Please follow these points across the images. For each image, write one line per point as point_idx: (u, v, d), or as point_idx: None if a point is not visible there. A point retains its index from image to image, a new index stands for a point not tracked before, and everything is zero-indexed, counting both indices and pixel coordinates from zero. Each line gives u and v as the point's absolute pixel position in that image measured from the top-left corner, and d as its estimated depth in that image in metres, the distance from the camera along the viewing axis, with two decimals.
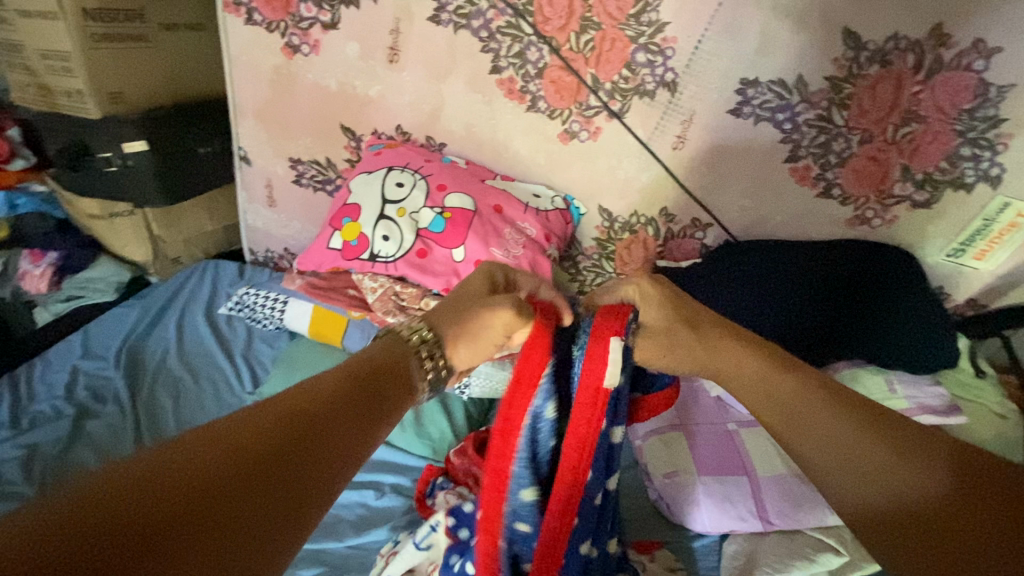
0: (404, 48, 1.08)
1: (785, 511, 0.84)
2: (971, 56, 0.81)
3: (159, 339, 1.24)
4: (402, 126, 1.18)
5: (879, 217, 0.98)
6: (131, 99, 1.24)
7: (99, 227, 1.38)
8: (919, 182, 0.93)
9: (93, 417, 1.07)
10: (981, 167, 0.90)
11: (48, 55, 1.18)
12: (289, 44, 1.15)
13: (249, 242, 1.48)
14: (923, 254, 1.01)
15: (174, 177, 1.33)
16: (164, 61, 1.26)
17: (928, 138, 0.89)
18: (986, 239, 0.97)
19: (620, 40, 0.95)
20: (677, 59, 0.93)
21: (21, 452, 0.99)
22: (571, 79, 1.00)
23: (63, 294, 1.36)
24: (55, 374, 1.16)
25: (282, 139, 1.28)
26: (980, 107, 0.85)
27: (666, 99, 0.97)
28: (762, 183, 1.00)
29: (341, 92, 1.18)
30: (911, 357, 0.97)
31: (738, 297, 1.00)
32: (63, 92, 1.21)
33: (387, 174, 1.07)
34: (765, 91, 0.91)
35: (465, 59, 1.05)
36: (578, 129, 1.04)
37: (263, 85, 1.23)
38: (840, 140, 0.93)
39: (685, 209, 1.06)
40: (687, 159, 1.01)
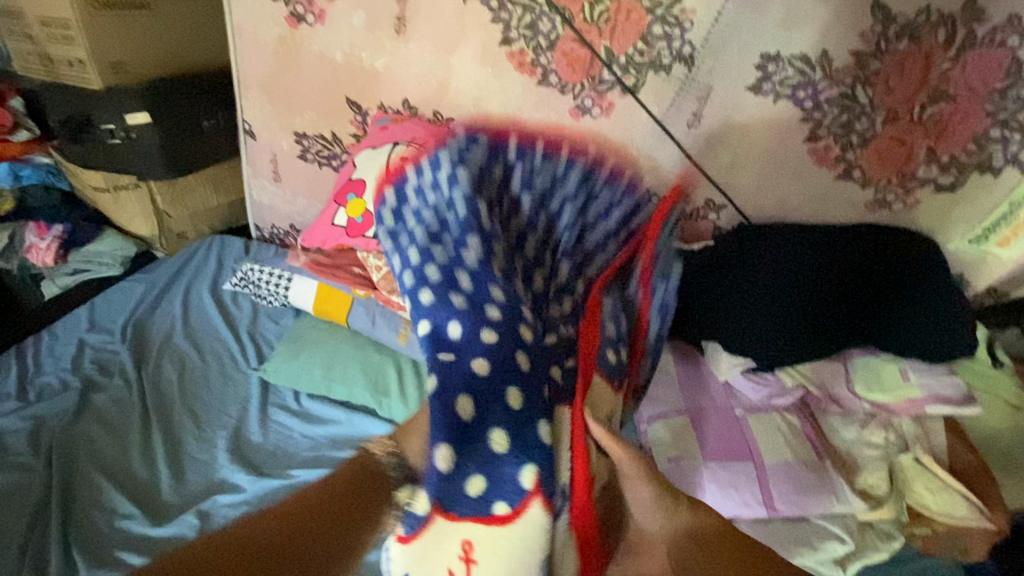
0: (412, 18, 1.05)
1: (793, 499, 0.82)
2: (1005, 32, 0.77)
3: (164, 313, 1.24)
4: (409, 101, 1.15)
5: (900, 201, 0.95)
6: (134, 69, 1.22)
7: (104, 199, 1.36)
8: (944, 165, 0.90)
9: (98, 390, 1.08)
10: (1009, 150, 0.86)
11: (48, 23, 1.15)
12: (293, 13, 1.12)
13: (254, 218, 1.47)
14: (946, 241, 0.98)
15: (178, 150, 1.31)
16: (166, 31, 1.24)
17: (957, 119, 0.85)
18: (1011, 226, 0.93)
19: (636, 11, 0.91)
20: (696, 31, 0.89)
21: (28, 423, 1.00)
22: (584, 51, 0.97)
23: (68, 267, 1.35)
24: (63, 346, 1.17)
25: (287, 113, 1.26)
26: (1012, 86, 0.81)
27: (683, 74, 0.93)
28: (780, 163, 0.96)
29: (347, 65, 1.15)
30: (929, 346, 0.94)
31: (751, 288, 0.96)
32: (65, 61, 1.18)
33: (393, 150, 1.04)
34: (786, 67, 0.88)
35: (475, 31, 1.02)
36: (590, 105, 1.01)
37: (267, 57, 1.20)
38: (864, 120, 0.89)
39: (700, 190, 1.03)
40: (704, 137, 0.98)
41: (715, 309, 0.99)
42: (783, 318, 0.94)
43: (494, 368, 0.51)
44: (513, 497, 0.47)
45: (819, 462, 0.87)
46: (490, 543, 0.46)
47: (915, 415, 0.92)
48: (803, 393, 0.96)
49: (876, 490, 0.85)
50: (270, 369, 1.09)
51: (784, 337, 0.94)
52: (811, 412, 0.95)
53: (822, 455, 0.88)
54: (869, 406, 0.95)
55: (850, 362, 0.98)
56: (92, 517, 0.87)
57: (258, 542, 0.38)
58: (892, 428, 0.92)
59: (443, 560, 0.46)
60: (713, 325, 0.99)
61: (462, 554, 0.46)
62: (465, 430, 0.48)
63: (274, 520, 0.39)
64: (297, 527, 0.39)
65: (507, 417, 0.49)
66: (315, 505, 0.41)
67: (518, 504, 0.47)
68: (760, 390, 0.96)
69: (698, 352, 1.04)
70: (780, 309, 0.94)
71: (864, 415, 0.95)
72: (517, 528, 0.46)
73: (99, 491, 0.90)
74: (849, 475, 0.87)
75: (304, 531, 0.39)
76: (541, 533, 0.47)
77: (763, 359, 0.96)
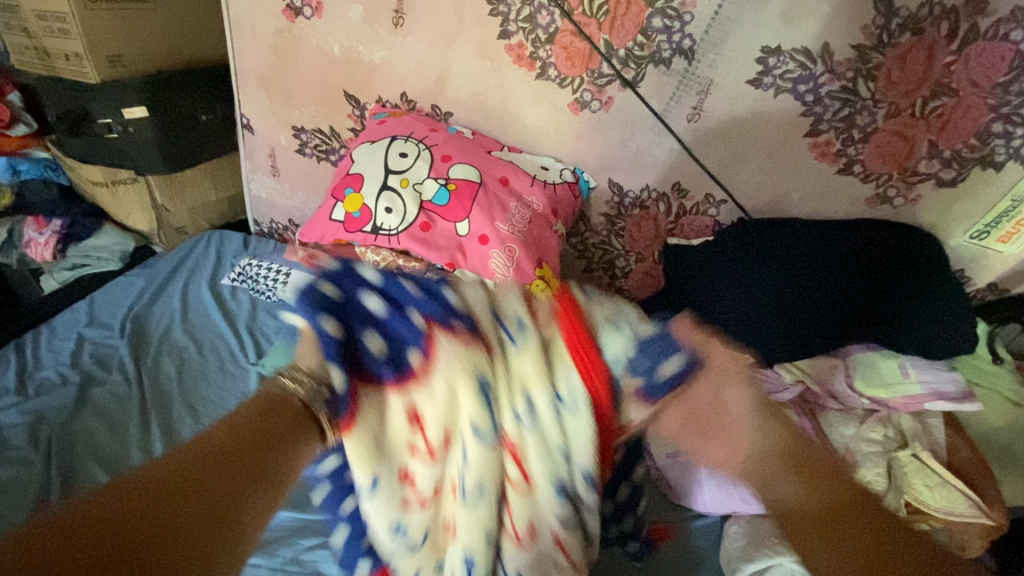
0: (410, 11, 1.04)
1: None
2: (1009, 25, 0.76)
3: (163, 308, 1.24)
4: (407, 95, 1.14)
5: (901, 196, 0.94)
6: (131, 63, 1.21)
7: (102, 194, 1.36)
8: (946, 160, 0.89)
9: (98, 385, 1.08)
10: (1012, 145, 0.85)
11: (44, 16, 1.14)
12: (291, 6, 1.11)
13: (254, 213, 1.47)
14: (947, 236, 0.97)
15: (176, 145, 1.30)
16: (164, 24, 1.23)
17: (959, 113, 0.84)
18: (1012, 221, 0.93)
19: (636, 4, 0.90)
20: (695, 24, 0.88)
21: (27, 417, 1.00)
22: (583, 45, 0.96)
23: (68, 262, 1.37)
24: (62, 341, 1.17)
25: (285, 107, 1.25)
26: (1015, 80, 0.80)
27: (683, 67, 0.92)
28: (780, 158, 0.96)
29: (345, 58, 1.14)
30: (931, 343, 0.93)
31: (752, 283, 0.95)
32: (62, 55, 1.18)
33: (391, 144, 1.04)
34: (787, 61, 0.87)
35: (473, 24, 1.01)
36: (589, 99, 1.01)
37: (265, 50, 1.19)
38: (865, 114, 0.88)
39: (699, 185, 1.03)
40: (703, 132, 0.97)
41: (715, 304, 0.97)
42: (784, 313, 0.93)
43: (392, 298, 0.49)
44: (418, 345, 0.48)
45: None
46: (424, 396, 0.47)
47: (914, 411, 0.92)
48: (803, 388, 0.96)
49: (875, 486, 0.85)
50: (268, 364, 1.08)
51: (783, 333, 0.93)
52: (810, 407, 0.96)
53: None
54: (867, 402, 0.95)
55: (849, 358, 0.98)
56: None
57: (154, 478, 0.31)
58: (891, 424, 0.91)
59: (399, 440, 0.47)
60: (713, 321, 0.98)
61: (412, 415, 0.47)
62: (353, 335, 0.46)
63: (204, 443, 0.34)
64: (228, 445, 0.35)
65: (372, 320, 0.47)
66: (239, 430, 0.36)
67: (426, 349, 0.48)
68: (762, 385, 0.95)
69: None
70: (781, 305, 0.93)
71: (863, 411, 0.95)
72: (436, 371, 0.47)
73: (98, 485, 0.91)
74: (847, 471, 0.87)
75: (243, 455, 0.34)
76: (457, 352, 0.48)
77: (762, 355, 0.95)
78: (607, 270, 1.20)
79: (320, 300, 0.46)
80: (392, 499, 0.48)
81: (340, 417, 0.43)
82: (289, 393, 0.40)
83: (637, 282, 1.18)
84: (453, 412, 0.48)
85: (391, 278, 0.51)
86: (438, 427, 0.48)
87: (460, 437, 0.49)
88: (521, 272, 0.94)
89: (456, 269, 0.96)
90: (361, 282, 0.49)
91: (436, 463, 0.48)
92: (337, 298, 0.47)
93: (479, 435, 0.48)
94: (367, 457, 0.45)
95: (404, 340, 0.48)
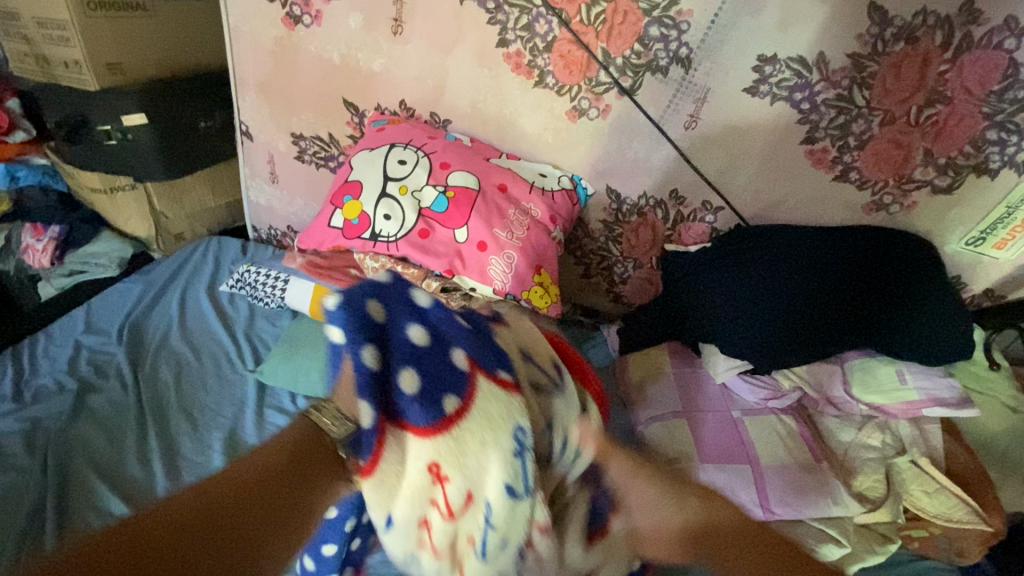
0: (409, 20, 1.05)
1: (789, 502, 0.83)
2: (1002, 34, 0.77)
3: (161, 315, 1.24)
4: (406, 102, 1.15)
5: (897, 203, 0.95)
6: (130, 70, 1.21)
7: (100, 200, 1.36)
8: (941, 167, 0.90)
9: (95, 392, 1.07)
10: (1006, 153, 0.86)
11: (44, 23, 1.15)
12: (290, 14, 1.12)
13: (252, 219, 1.47)
14: (943, 243, 0.98)
15: (174, 151, 1.31)
16: (163, 32, 1.23)
17: (954, 121, 0.85)
18: (1007, 228, 0.93)
19: (633, 13, 0.91)
20: (692, 33, 0.89)
21: (23, 425, 1.00)
22: (581, 53, 0.96)
23: (65, 268, 1.36)
24: (59, 348, 1.17)
25: (284, 114, 1.25)
26: (1009, 88, 0.81)
27: (680, 75, 0.93)
28: (777, 165, 0.96)
29: (344, 66, 1.14)
30: (926, 349, 0.94)
31: (750, 291, 0.95)
32: (61, 63, 1.18)
33: (390, 152, 1.04)
34: (783, 69, 0.87)
35: (471, 32, 1.02)
36: (587, 107, 1.01)
37: (264, 58, 1.20)
38: (860, 122, 0.89)
39: (696, 191, 1.03)
40: (700, 139, 0.98)
41: (714, 311, 0.98)
42: (781, 320, 0.94)
43: (431, 329, 0.48)
44: (457, 390, 0.46)
45: (815, 464, 0.88)
46: (450, 451, 0.45)
47: (912, 417, 0.92)
48: (799, 394, 0.97)
49: (872, 493, 0.85)
50: (265, 369, 1.08)
51: (781, 340, 0.94)
52: (806, 412, 0.97)
53: (819, 458, 0.89)
54: (865, 408, 0.95)
55: (846, 364, 0.98)
56: (87, 520, 0.87)
57: (193, 503, 0.38)
58: (889, 430, 0.92)
59: (420, 495, 0.45)
60: (711, 327, 0.99)
61: (435, 475, 0.45)
62: (384, 372, 0.44)
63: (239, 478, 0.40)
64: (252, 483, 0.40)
65: (416, 355, 0.46)
66: (271, 465, 0.42)
67: (466, 393, 0.47)
68: (759, 392, 0.96)
69: (696, 356, 1.05)
70: (779, 311, 0.94)
71: (861, 417, 0.95)
72: (474, 415, 0.46)
73: (94, 493, 0.90)
74: (846, 477, 0.87)
75: (267, 491, 0.40)
76: (495, 409, 0.47)
77: (761, 362, 0.95)
78: (605, 277, 1.20)
79: (360, 324, 0.44)
80: (407, 544, 0.47)
81: (360, 457, 0.45)
82: (326, 433, 0.46)
83: (635, 289, 1.19)
84: (482, 463, 0.46)
85: (437, 304, 0.49)
86: (464, 485, 0.46)
87: (484, 496, 0.47)
88: (520, 279, 0.96)
89: (455, 275, 0.97)
90: (418, 307, 0.48)
91: (454, 521, 0.46)
92: (389, 321, 0.46)
93: (508, 493, 0.47)
94: (389, 495, 0.45)
95: (436, 382, 0.46)
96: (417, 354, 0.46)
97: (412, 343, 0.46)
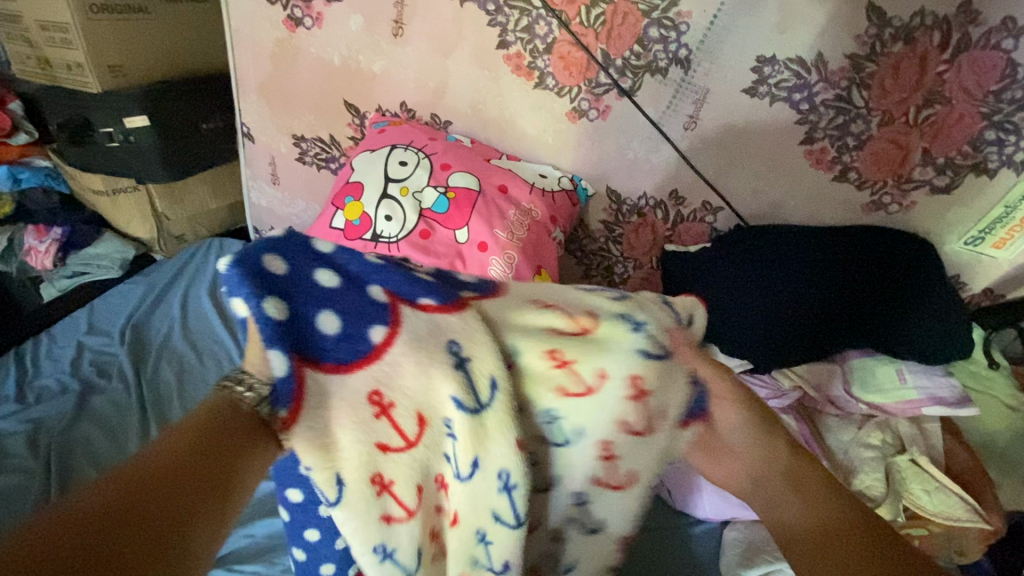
0: (409, 22, 1.05)
1: None
2: (1000, 35, 0.78)
3: (163, 316, 1.24)
4: (406, 103, 1.15)
5: (896, 203, 0.95)
6: (132, 73, 1.22)
7: (103, 202, 1.37)
8: (940, 167, 0.90)
9: (98, 392, 1.08)
10: (1005, 153, 0.86)
11: (46, 26, 1.15)
12: (291, 17, 1.12)
13: (253, 220, 1.47)
14: (942, 242, 0.98)
15: (176, 153, 1.31)
16: (164, 34, 1.24)
17: (952, 121, 0.85)
18: (1006, 228, 0.94)
19: (632, 14, 0.91)
20: (691, 35, 0.89)
21: (27, 426, 1.00)
22: (581, 54, 0.97)
23: (67, 270, 1.37)
24: (61, 349, 1.17)
25: (285, 115, 1.26)
26: (1007, 89, 0.81)
27: (679, 77, 0.94)
28: (777, 165, 0.97)
29: (344, 68, 1.15)
30: (927, 349, 0.94)
31: (751, 287, 0.95)
32: (64, 65, 1.19)
33: (391, 153, 1.05)
34: (782, 70, 0.88)
35: (472, 34, 1.02)
36: (587, 108, 1.02)
37: (265, 60, 1.20)
38: (859, 122, 0.89)
39: (696, 192, 1.03)
40: (700, 140, 0.98)
41: (714, 307, 0.98)
42: (782, 318, 0.94)
43: (341, 272, 0.49)
44: (383, 320, 0.48)
45: (816, 463, 0.89)
46: (386, 378, 0.47)
47: (910, 415, 0.93)
48: (800, 394, 0.97)
49: (872, 491, 0.86)
50: None
51: (780, 338, 0.94)
52: (807, 411, 0.97)
53: (821, 457, 0.90)
54: (865, 407, 0.95)
55: (846, 363, 0.98)
56: None
57: (83, 514, 0.31)
58: (888, 429, 0.93)
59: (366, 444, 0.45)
60: (713, 323, 0.98)
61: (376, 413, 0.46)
62: (294, 324, 0.45)
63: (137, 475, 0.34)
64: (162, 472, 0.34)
65: (324, 297, 0.47)
66: (179, 450, 0.36)
67: (390, 319, 0.48)
68: (758, 390, 0.97)
69: None
70: (779, 310, 0.94)
71: (861, 416, 0.96)
72: (401, 341, 0.48)
73: None
74: (845, 477, 0.88)
75: (186, 480, 0.34)
76: (425, 334, 0.49)
77: (759, 359, 0.96)
78: (606, 277, 1.20)
79: (259, 282, 0.45)
80: (368, 502, 0.47)
81: (280, 410, 0.42)
82: (241, 399, 0.41)
83: (635, 289, 1.19)
84: (430, 394, 0.48)
85: (344, 249, 0.51)
86: (410, 414, 0.47)
87: (439, 420, 0.49)
88: (520, 278, 0.96)
89: (455, 275, 0.97)
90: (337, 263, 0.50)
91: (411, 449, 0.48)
92: (323, 282, 0.48)
93: (457, 420, 0.48)
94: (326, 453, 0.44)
95: (349, 314, 0.47)
96: (322, 296, 0.47)
97: (314, 289, 0.47)
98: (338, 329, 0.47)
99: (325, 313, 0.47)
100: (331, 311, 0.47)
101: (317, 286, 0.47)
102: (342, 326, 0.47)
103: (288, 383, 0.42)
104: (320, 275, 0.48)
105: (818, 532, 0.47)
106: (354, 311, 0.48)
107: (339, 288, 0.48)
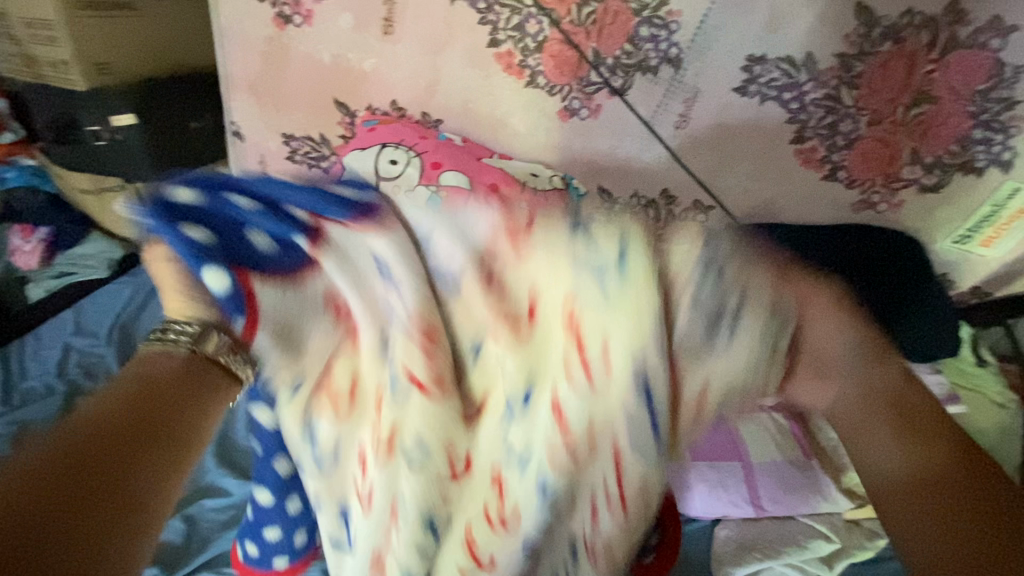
0: (400, 20, 1.05)
1: (777, 498, 0.91)
2: (987, 34, 0.78)
3: (151, 318, 1.23)
4: (397, 102, 1.15)
5: (885, 201, 0.96)
6: (120, 70, 1.21)
7: (91, 201, 1.36)
8: (928, 166, 0.91)
9: (84, 394, 1.07)
10: (992, 151, 0.87)
11: (32, 23, 1.14)
12: (281, 15, 1.11)
13: None
14: (930, 240, 0.99)
15: (164, 152, 1.30)
16: (152, 31, 1.22)
17: (940, 120, 0.86)
18: (993, 226, 0.94)
19: (623, 13, 0.91)
20: (682, 34, 0.89)
21: (11, 428, 1.00)
22: (572, 53, 0.97)
23: (54, 270, 1.35)
24: (48, 350, 1.16)
25: (275, 114, 1.25)
26: (994, 88, 0.81)
27: (670, 75, 0.94)
28: (768, 164, 0.97)
29: (335, 66, 1.14)
30: (915, 348, 0.96)
31: None
32: (49, 63, 1.17)
33: (382, 150, 1.04)
34: (772, 69, 0.88)
35: (462, 32, 1.02)
36: (578, 107, 1.02)
37: (254, 58, 1.19)
38: (849, 121, 0.90)
39: (688, 191, 1.04)
40: (691, 139, 0.98)
41: None
42: None
43: (253, 210, 0.54)
44: (303, 239, 0.54)
45: (806, 461, 0.95)
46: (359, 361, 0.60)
47: None
48: None
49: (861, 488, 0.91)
50: None
51: None
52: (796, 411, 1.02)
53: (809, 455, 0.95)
54: None
55: None
56: None
57: (36, 474, 0.38)
58: None
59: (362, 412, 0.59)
60: None
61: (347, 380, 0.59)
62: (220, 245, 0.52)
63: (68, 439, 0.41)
64: (88, 441, 0.41)
65: (243, 223, 0.53)
66: (117, 421, 0.43)
67: (313, 241, 0.54)
68: None
69: None
70: None
71: None
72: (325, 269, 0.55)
73: None
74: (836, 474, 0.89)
75: (112, 452, 0.41)
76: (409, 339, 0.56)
77: None
78: None
79: (167, 210, 0.51)
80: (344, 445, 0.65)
81: (237, 323, 0.52)
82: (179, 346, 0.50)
83: None
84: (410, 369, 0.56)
85: (262, 202, 0.55)
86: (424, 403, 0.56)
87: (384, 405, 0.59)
88: None
89: None
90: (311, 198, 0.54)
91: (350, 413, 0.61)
92: (306, 188, 0.53)
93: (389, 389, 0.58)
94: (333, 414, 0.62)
95: (280, 242, 0.54)
96: (260, 216, 0.54)
97: (247, 213, 0.54)
98: (274, 247, 0.54)
99: (259, 235, 0.53)
100: (261, 234, 0.53)
101: (249, 213, 0.53)
102: (278, 251, 0.54)
103: (252, 311, 0.56)
104: (244, 205, 0.54)
105: (918, 478, 0.47)
106: (310, 246, 0.54)
107: (267, 225, 0.54)
